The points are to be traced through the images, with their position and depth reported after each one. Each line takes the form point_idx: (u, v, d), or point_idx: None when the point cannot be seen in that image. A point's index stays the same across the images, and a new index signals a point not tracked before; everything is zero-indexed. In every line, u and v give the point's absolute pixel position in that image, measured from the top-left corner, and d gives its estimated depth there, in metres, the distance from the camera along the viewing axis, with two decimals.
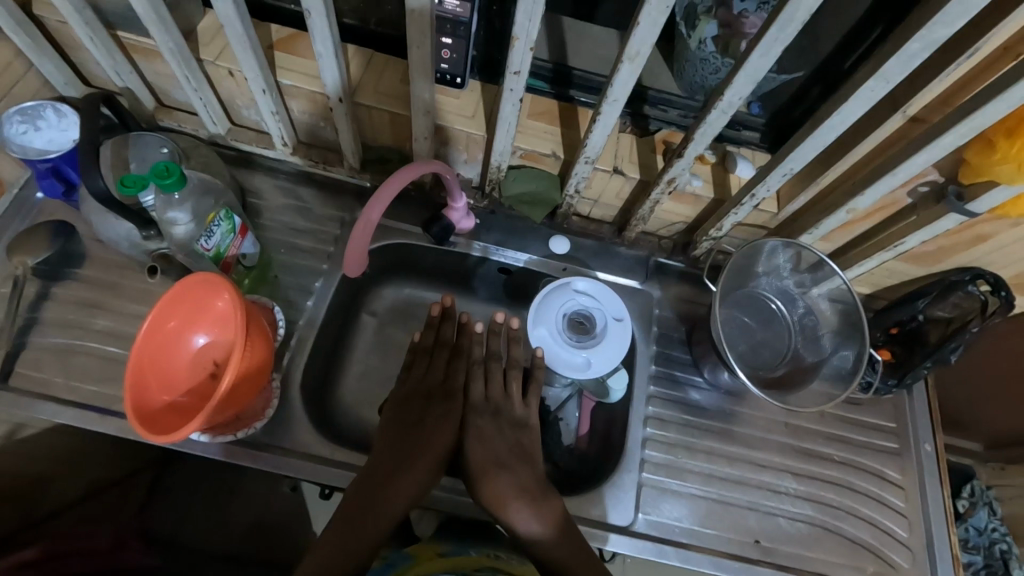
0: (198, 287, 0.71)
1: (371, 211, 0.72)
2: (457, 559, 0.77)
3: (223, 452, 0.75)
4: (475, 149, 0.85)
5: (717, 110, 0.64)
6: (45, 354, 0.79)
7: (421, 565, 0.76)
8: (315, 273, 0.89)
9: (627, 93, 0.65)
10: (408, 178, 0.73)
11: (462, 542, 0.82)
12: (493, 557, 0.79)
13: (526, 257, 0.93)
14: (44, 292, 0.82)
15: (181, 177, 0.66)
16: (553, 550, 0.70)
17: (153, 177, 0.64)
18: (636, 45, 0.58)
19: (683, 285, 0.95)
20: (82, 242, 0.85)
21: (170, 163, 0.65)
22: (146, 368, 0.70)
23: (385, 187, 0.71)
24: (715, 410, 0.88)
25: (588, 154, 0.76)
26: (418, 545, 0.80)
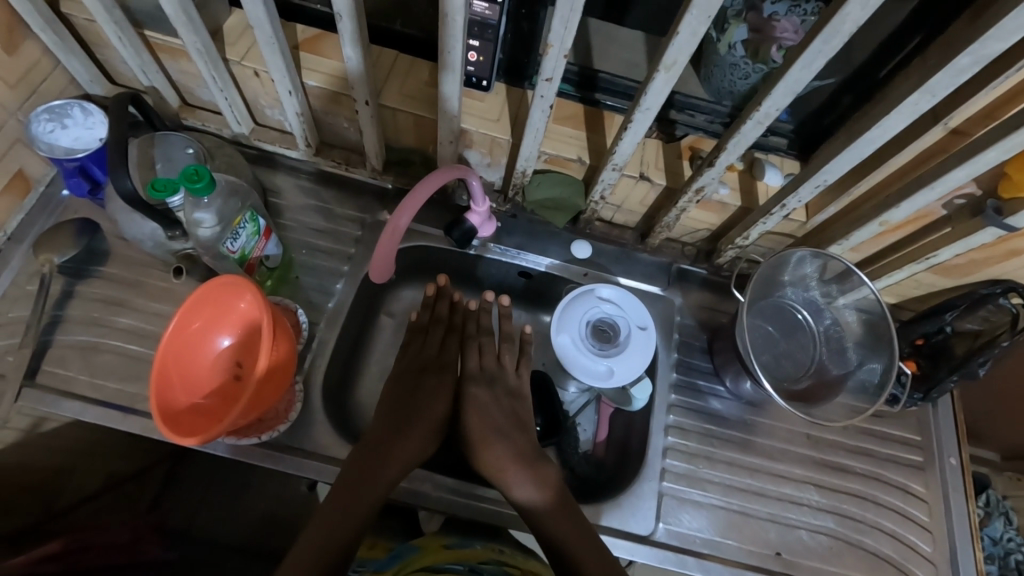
0: (224, 288, 0.71)
1: (400, 219, 0.72)
2: (461, 552, 0.77)
3: (245, 453, 0.75)
4: (498, 153, 0.84)
5: (754, 120, 0.63)
6: (70, 352, 0.79)
7: (426, 557, 0.76)
8: (336, 274, 0.89)
9: (660, 103, 0.64)
10: (437, 184, 0.73)
11: (467, 533, 0.81)
12: (498, 550, 0.79)
13: (548, 262, 0.93)
14: (69, 289, 0.82)
15: (210, 180, 0.65)
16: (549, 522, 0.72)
17: (184, 181, 0.64)
18: (673, 54, 0.57)
19: (705, 292, 0.95)
20: (106, 239, 0.85)
21: (199, 167, 0.65)
22: (168, 365, 0.70)
23: (413, 194, 0.71)
24: (736, 420, 0.88)
25: (616, 162, 0.75)
26: (425, 537, 0.80)
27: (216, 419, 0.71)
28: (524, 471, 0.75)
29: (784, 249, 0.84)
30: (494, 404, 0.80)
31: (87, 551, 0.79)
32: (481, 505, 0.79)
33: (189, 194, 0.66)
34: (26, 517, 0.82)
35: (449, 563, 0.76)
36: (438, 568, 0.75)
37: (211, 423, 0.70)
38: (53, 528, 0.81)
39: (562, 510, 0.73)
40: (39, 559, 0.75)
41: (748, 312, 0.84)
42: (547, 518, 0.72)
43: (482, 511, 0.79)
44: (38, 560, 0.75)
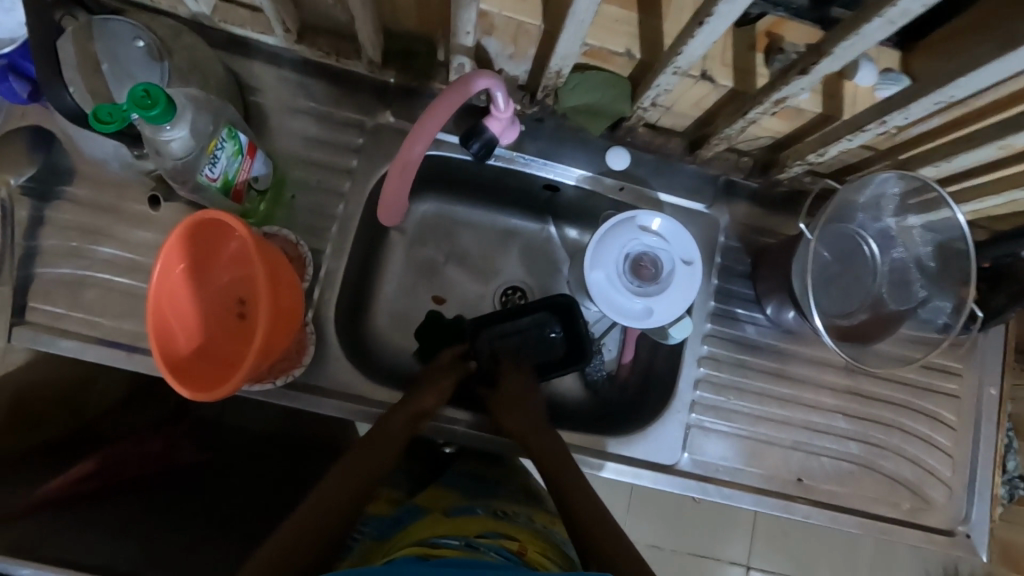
0: (203, 223, 0.63)
1: (412, 144, 0.64)
2: (462, 523, 0.74)
3: (260, 393, 0.72)
4: (525, 43, 0.67)
5: (882, 19, 0.46)
6: (55, 287, 0.72)
7: (427, 526, 0.74)
8: (337, 192, 0.78)
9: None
10: (454, 106, 0.62)
11: (469, 501, 0.81)
12: (499, 517, 0.77)
13: (582, 174, 0.83)
14: (38, 215, 0.72)
15: (167, 104, 0.52)
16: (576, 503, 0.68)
17: (134, 107, 0.51)
18: None
19: (753, 208, 0.84)
20: (66, 154, 0.73)
21: (149, 85, 0.51)
22: (161, 301, 0.63)
23: (433, 111, 0.62)
24: (773, 349, 0.83)
25: (679, 64, 0.59)
26: (433, 500, 0.82)
27: (224, 359, 0.66)
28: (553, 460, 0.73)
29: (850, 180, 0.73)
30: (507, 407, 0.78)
31: (125, 465, 0.81)
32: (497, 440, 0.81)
33: (146, 122, 0.53)
34: (59, 427, 0.82)
35: (444, 536, 0.70)
36: (431, 540, 0.69)
37: (220, 365, 0.66)
38: (79, 444, 0.82)
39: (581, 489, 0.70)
40: (83, 476, 0.76)
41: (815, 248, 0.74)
42: (566, 500, 0.69)
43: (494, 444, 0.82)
44: (81, 478, 0.76)
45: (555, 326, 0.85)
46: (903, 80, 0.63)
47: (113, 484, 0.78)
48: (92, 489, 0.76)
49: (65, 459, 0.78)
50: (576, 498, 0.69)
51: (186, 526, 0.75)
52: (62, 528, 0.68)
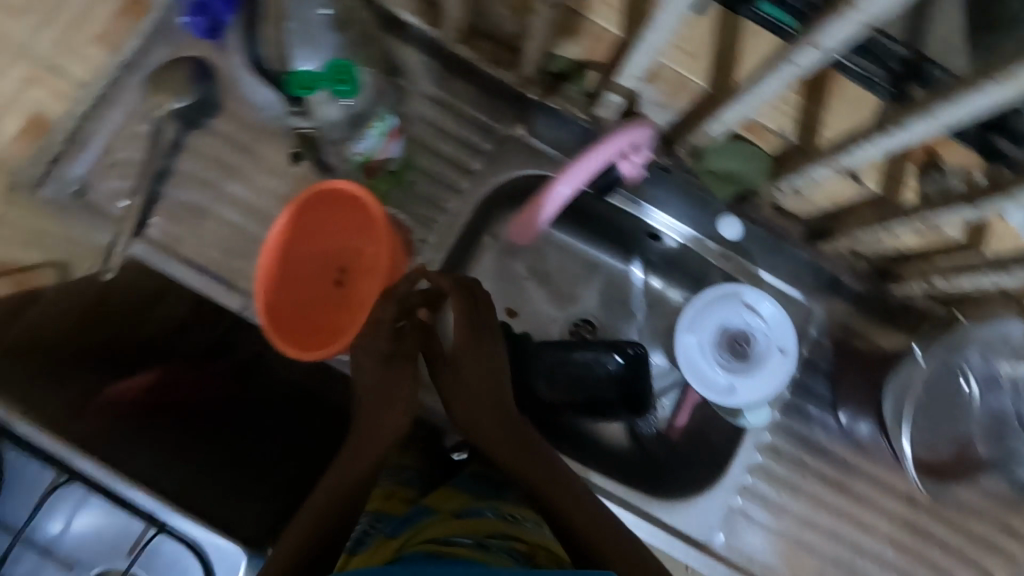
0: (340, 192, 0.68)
1: (558, 183, 0.72)
2: (473, 522, 0.66)
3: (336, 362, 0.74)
4: (680, 97, 0.71)
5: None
6: (180, 210, 0.76)
7: (437, 525, 0.66)
8: (453, 189, 0.80)
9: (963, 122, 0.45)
10: (606, 157, 0.70)
11: (482, 501, 0.72)
12: (510, 521, 0.67)
13: (688, 233, 0.83)
14: (181, 140, 0.77)
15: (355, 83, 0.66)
16: (575, 513, 0.67)
17: (335, 79, 0.64)
18: None
19: (853, 311, 0.82)
20: (222, 90, 0.77)
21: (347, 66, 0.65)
22: (277, 265, 0.68)
23: (580, 162, 0.72)
24: (837, 456, 0.81)
25: (841, 163, 0.58)
26: (441, 504, 0.72)
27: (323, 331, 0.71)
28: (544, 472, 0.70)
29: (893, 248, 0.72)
30: (489, 340, 0.72)
31: (171, 390, 0.85)
32: None
33: (331, 92, 0.66)
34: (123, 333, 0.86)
35: (456, 535, 0.63)
36: (444, 539, 0.62)
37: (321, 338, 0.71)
38: (135, 355, 0.85)
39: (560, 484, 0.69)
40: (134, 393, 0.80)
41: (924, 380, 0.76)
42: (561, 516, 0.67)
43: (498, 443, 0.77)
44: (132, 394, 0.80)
45: (615, 354, 0.85)
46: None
47: (160, 406, 0.82)
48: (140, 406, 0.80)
49: (118, 370, 0.82)
50: (570, 507, 0.67)
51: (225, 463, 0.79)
52: (111, 438, 0.71)
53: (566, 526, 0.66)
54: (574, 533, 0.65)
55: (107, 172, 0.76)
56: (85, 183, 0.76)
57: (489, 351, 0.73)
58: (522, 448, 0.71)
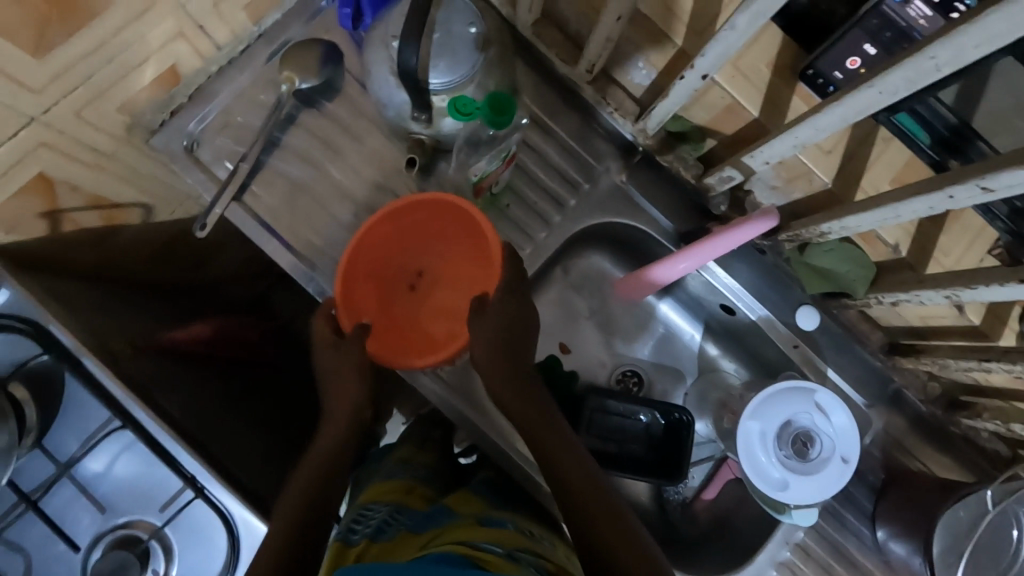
0: (444, 207, 0.70)
1: (677, 258, 0.75)
2: (495, 534, 0.65)
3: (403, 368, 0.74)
4: (797, 186, 0.71)
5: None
6: (280, 183, 0.77)
7: (458, 531, 0.64)
8: (543, 220, 0.81)
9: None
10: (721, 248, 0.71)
11: (500, 510, 0.72)
12: (527, 537, 0.67)
13: (761, 313, 0.82)
14: (295, 116, 0.78)
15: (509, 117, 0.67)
16: (591, 506, 0.61)
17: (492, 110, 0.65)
18: None
19: (909, 429, 0.81)
20: (344, 76, 0.79)
21: (507, 99, 0.66)
22: (355, 267, 0.69)
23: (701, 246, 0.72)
24: (864, 568, 0.80)
25: (957, 293, 0.58)
26: (462, 508, 0.71)
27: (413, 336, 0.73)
28: (561, 448, 0.65)
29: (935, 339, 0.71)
30: (522, 301, 0.70)
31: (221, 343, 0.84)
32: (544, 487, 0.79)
33: (483, 119, 0.67)
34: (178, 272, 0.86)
35: (487, 541, 0.62)
36: (473, 543, 0.61)
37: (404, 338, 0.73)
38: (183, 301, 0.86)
39: (571, 455, 0.65)
40: (194, 339, 0.81)
41: (985, 524, 0.71)
42: (582, 516, 0.60)
43: (506, 457, 0.80)
44: (197, 339, 0.81)
45: (648, 411, 0.85)
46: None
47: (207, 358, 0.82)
48: (200, 352, 0.81)
49: (179, 314, 0.83)
50: (585, 496, 0.62)
51: (258, 426, 0.80)
52: (165, 383, 0.72)
53: (593, 540, 0.58)
54: (582, 524, 0.60)
55: (220, 132, 0.77)
56: (195, 138, 0.76)
57: (515, 311, 0.69)
58: (543, 429, 0.67)
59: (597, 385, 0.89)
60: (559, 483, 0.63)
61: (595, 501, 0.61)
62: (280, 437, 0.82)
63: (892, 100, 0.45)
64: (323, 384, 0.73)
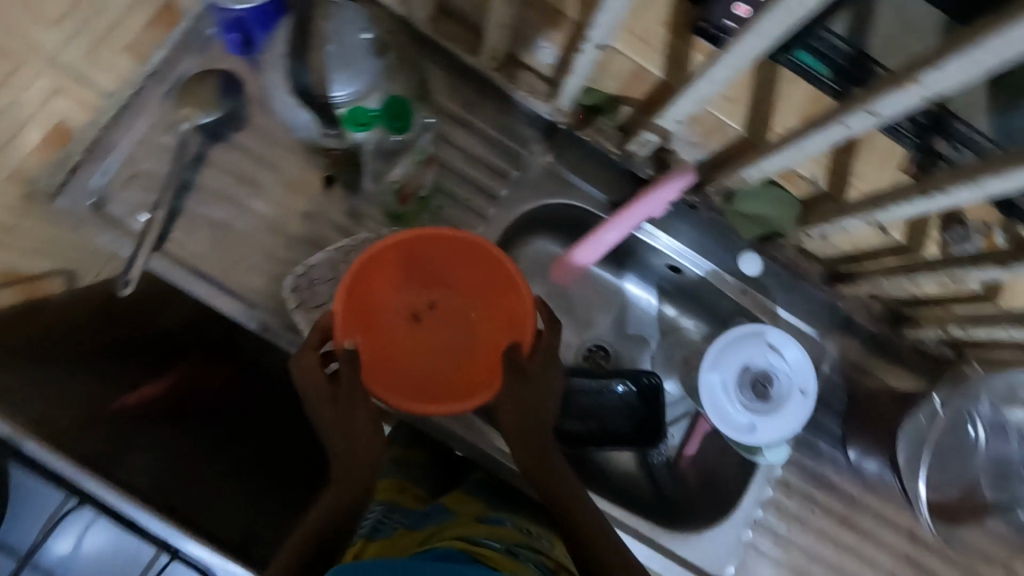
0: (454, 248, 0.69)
1: (607, 229, 0.77)
2: (495, 530, 0.66)
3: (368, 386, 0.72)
4: (715, 140, 0.72)
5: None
6: (203, 226, 0.75)
7: (457, 527, 0.66)
8: (479, 215, 0.80)
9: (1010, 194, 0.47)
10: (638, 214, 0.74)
11: (498, 510, 0.72)
12: (526, 534, 0.68)
13: (706, 267, 0.84)
14: (204, 154, 0.75)
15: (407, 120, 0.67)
16: (593, 531, 0.60)
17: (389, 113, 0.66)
18: None
19: (865, 350, 0.84)
20: (248, 104, 0.76)
21: (402, 103, 0.67)
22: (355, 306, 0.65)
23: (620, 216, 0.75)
24: (845, 491, 0.83)
25: (874, 215, 0.61)
26: (461, 505, 0.72)
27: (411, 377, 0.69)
28: (566, 483, 0.64)
29: (871, 267, 0.73)
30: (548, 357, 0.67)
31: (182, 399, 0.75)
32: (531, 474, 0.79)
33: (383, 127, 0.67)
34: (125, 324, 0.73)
35: (484, 537, 0.64)
36: (472, 538, 0.63)
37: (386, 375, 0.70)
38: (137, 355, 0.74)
39: (570, 480, 0.65)
40: (148, 400, 0.73)
41: (939, 426, 0.76)
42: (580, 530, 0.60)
43: (483, 455, 0.81)
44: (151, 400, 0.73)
45: (622, 381, 0.86)
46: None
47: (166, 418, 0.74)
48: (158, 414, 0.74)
49: (139, 367, 0.74)
50: (581, 510, 0.62)
51: (236, 473, 0.75)
52: (117, 461, 0.65)
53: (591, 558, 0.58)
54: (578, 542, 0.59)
55: (127, 183, 0.73)
56: (102, 194, 0.72)
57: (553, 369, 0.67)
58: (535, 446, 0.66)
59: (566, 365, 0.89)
60: (558, 507, 0.62)
61: (579, 511, 0.62)
62: (263, 479, 0.77)
63: (772, 42, 0.46)
64: (324, 427, 0.63)
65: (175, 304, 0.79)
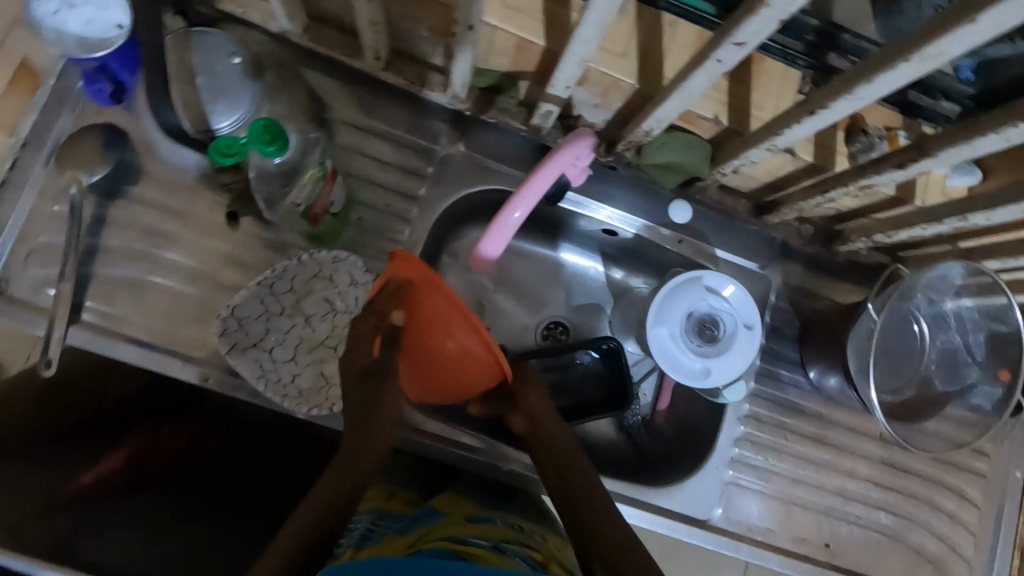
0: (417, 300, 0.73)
1: (509, 209, 0.71)
2: (484, 528, 0.66)
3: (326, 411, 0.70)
4: (613, 97, 0.68)
5: (999, 136, 0.47)
6: (116, 288, 0.71)
7: (448, 525, 0.66)
8: (403, 219, 0.78)
9: (881, 95, 0.48)
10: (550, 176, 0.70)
11: (490, 510, 0.72)
12: (518, 530, 0.68)
13: (640, 224, 0.84)
14: (102, 215, 0.72)
15: (283, 142, 0.57)
16: (596, 500, 0.63)
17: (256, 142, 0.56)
18: (942, 46, 0.40)
19: (806, 272, 0.86)
20: (137, 154, 0.72)
21: (270, 124, 0.57)
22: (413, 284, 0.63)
23: (530, 184, 0.70)
24: (814, 411, 0.85)
25: (775, 142, 0.61)
26: (449, 504, 0.72)
27: (444, 368, 0.66)
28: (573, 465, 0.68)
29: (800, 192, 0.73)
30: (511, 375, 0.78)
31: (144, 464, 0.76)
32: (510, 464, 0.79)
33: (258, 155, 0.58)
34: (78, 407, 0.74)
35: (472, 536, 0.63)
36: (460, 538, 0.63)
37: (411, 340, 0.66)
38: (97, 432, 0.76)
39: (578, 463, 0.68)
40: (105, 475, 0.74)
41: (882, 332, 0.78)
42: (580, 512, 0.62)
43: (460, 456, 0.78)
44: (108, 475, 0.74)
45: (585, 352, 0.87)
46: (975, 173, 0.68)
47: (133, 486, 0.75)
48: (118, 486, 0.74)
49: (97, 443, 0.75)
50: (585, 495, 0.64)
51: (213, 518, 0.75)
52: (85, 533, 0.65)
53: (589, 531, 0.60)
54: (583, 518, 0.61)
55: (26, 261, 0.70)
56: (2, 277, 0.69)
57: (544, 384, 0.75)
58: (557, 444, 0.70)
59: (526, 348, 0.89)
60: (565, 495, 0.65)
61: (593, 506, 0.63)
62: (244, 525, 0.76)
63: None
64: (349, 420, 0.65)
65: (120, 375, 0.77)
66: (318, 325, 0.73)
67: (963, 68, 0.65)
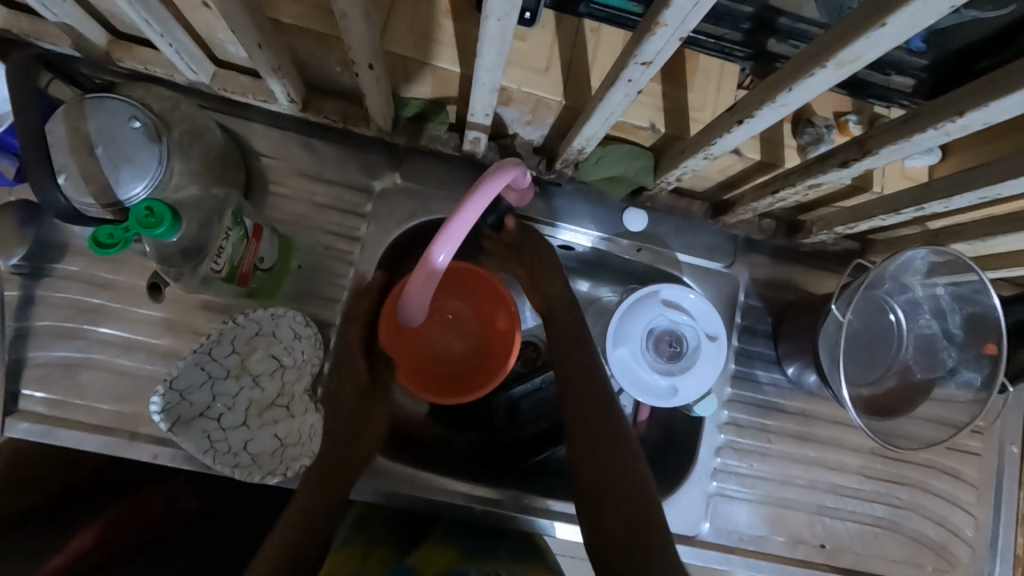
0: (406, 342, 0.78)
1: (434, 251, 0.60)
2: None
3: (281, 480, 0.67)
4: (544, 114, 0.65)
5: (937, 132, 0.44)
6: (49, 371, 0.68)
7: None
8: (345, 261, 0.74)
9: (804, 101, 0.44)
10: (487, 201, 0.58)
11: (470, 561, 0.67)
12: None
13: (596, 236, 0.80)
14: (28, 295, 0.68)
15: (171, 220, 0.53)
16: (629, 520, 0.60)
17: (139, 227, 0.52)
18: (858, 50, 0.36)
19: (773, 265, 0.82)
20: (56, 228, 0.69)
21: (151, 203, 0.52)
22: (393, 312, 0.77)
23: (455, 220, 0.58)
24: (796, 408, 0.82)
25: (711, 151, 0.57)
26: (427, 562, 0.67)
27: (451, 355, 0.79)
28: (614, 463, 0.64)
29: (749, 193, 0.69)
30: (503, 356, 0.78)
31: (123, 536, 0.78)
32: (488, 508, 0.73)
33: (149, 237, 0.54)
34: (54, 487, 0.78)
35: None
36: None
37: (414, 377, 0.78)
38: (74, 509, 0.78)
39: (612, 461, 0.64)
40: (79, 555, 0.74)
41: (852, 322, 0.75)
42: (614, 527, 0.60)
43: (433, 503, 0.73)
44: (81, 554, 0.74)
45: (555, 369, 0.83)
46: (933, 153, 0.64)
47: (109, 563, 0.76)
48: (95, 564, 0.75)
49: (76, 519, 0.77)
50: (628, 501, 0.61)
51: None
52: None
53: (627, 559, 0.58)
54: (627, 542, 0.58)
55: None
56: None
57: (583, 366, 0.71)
58: (595, 420, 0.67)
59: None
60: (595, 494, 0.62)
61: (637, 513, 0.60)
62: None
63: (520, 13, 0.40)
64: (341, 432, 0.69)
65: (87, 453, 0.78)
66: (267, 385, 0.70)
67: (914, 39, 0.60)
